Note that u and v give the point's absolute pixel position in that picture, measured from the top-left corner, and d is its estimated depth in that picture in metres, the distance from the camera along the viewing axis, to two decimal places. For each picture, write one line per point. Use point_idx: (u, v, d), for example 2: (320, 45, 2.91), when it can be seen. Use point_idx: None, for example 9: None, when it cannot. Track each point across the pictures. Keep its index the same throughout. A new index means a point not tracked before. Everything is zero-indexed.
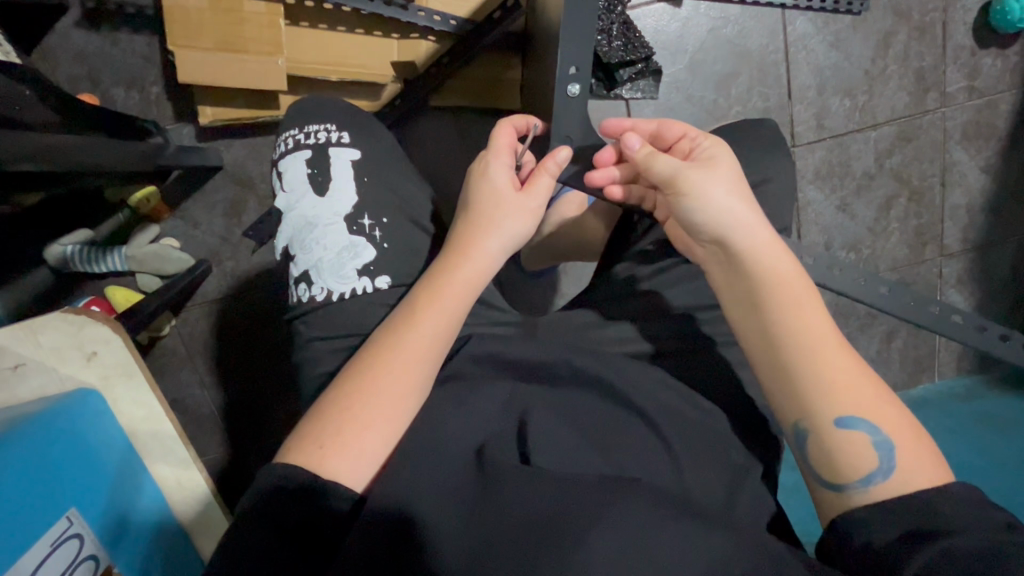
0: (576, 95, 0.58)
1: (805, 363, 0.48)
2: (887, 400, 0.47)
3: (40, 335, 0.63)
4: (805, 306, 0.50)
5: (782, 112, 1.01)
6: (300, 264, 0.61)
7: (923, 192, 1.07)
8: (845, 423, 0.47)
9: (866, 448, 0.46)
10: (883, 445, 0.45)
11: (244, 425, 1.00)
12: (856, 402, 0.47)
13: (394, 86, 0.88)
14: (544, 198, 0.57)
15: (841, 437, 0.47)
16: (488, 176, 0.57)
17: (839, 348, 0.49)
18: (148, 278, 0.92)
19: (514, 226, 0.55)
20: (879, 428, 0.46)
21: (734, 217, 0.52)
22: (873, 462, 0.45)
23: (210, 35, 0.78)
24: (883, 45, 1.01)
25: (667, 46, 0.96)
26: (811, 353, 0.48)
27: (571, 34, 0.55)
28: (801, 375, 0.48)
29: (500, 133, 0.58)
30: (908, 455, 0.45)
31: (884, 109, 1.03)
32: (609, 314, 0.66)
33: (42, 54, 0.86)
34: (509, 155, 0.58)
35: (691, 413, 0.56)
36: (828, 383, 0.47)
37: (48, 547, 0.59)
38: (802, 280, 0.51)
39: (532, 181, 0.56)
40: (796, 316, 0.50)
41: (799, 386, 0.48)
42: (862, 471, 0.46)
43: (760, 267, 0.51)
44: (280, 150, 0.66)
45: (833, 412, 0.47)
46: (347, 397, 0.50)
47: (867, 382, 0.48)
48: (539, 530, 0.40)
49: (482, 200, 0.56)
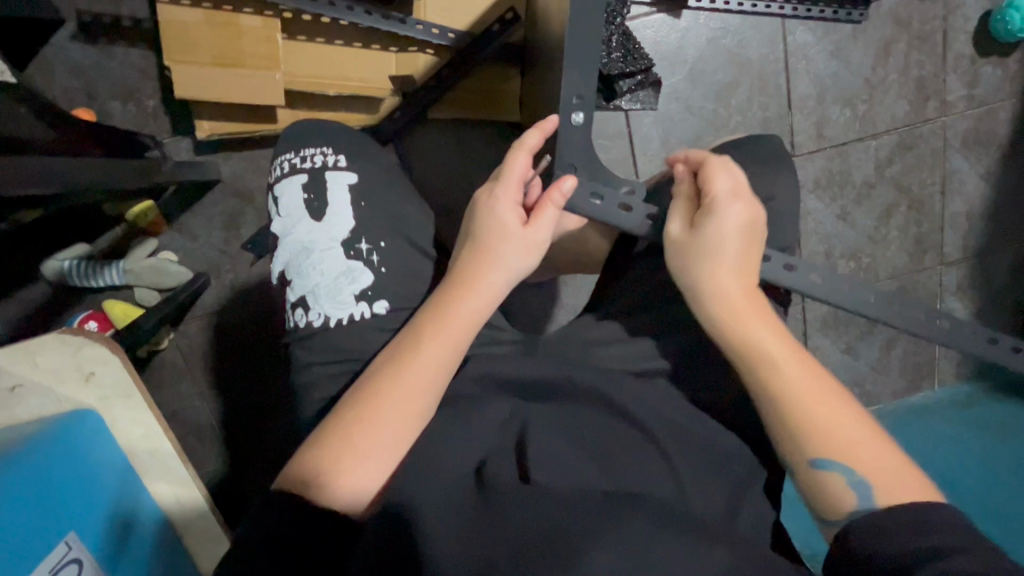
0: (582, 123, 0.58)
1: (772, 401, 0.50)
2: (870, 439, 0.47)
3: (37, 357, 0.62)
4: (788, 347, 0.51)
5: (782, 121, 1.00)
6: (296, 289, 0.61)
7: (923, 200, 1.07)
8: (820, 465, 0.47)
9: (843, 488, 0.46)
10: (859, 485, 0.46)
11: (244, 438, 0.99)
12: (832, 444, 0.47)
13: (392, 99, 0.87)
14: (548, 230, 0.56)
15: (820, 479, 0.47)
16: (496, 206, 0.55)
17: (810, 388, 0.49)
18: (146, 292, 0.91)
19: (518, 260, 0.55)
20: (854, 469, 0.46)
21: (713, 260, 0.54)
22: (851, 503, 0.46)
23: (207, 50, 0.77)
24: (883, 54, 1.01)
25: (667, 56, 0.96)
26: (791, 394, 0.49)
27: (575, 59, 0.55)
28: (782, 413, 0.49)
29: (516, 160, 0.56)
30: (888, 493, 0.45)
31: (884, 117, 1.03)
32: (609, 331, 0.66)
33: (38, 68, 0.85)
34: (519, 183, 0.56)
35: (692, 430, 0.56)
36: (807, 424, 0.48)
37: (48, 572, 0.57)
38: (767, 321, 0.52)
39: (537, 213, 0.55)
40: (779, 357, 0.50)
41: (780, 423, 0.49)
42: (842, 510, 0.46)
43: (745, 311, 0.53)
44: (275, 174, 0.65)
45: (806, 455, 0.48)
46: (345, 429, 0.49)
47: (849, 418, 0.48)
48: (539, 545, 0.40)
49: (486, 230, 0.55)
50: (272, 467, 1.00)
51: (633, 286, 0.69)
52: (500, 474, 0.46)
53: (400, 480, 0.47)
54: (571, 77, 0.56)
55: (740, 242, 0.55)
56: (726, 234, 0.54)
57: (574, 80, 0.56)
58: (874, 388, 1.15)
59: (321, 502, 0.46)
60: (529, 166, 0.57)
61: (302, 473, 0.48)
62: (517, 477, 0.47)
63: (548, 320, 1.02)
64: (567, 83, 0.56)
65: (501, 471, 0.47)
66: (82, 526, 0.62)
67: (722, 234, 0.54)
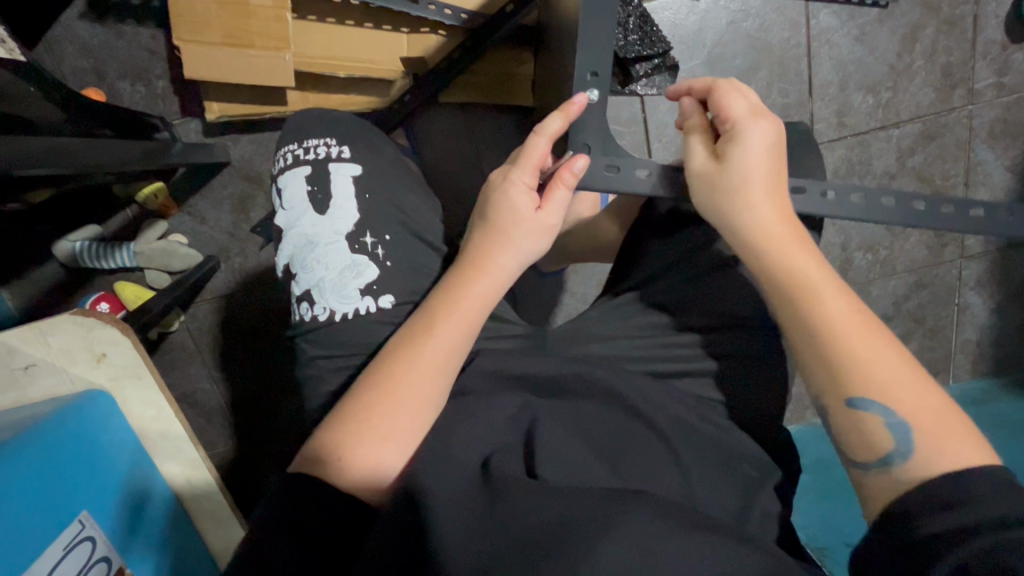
0: (596, 100, 0.56)
1: (813, 333, 0.46)
2: (912, 376, 0.44)
3: (49, 336, 0.63)
4: (825, 278, 0.48)
5: (801, 108, 0.98)
6: (301, 283, 0.60)
7: (945, 191, 1.04)
8: (858, 402, 0.44)
9: (880, 429, 0.43)
10: (898, 426, 0.42)
11: (252, 420, 1.00)
12: (874, 381, 0.43)
13: (403, 81, 0.86)
14: (561, 213, 0.54)
15: (857, 419, 0.44)
16: (510, 188, 0.53)
17: (854, 320, 0.45)
18: (156, 275, 0.91)
19: (530, 245, 0.54)
20: (893, 410, 0.43)
21: (745, 184, 0.51)
22: (888, 444, 0.42)
23: (216, 30, 0.76)
24: (910, 39, 0.97)
25: (685, 40, 0.93)
26: (829, 328, 0.46)
27: (590, 36, 0.54)
28: (824, 343, 0.46)
29: (535, 144, 0.53)
30: (928, 435, 0.42)
31: (909, 106, 0.99)
32: (621, 326, 0.65)
33: (48, 46, 0.84)
34: (537, 165, 0.54)
35: (700, 423, 0.56)
36: (846, 357, 0.44)
37: (63, 549, 0.57)
38: (804, 252, 0.49)
39: (548, 196, 0.53)
40: (814, 288, 0.48)
41: (816, 363, 0.46)
42: (879, 453, 0.43)
43: (777, 243, 0.50)
44: (279, 166, 0.65)
45: (843, 391, 0.44)
46: (360, 407, 0.47)
47: (889, 356, 0.45)
48: (540, 546, 0.39)
49: (500, 215, 0.54)
50: (281, 448, 1.01)
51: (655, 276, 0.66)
52: (506, 469, 0.45)
53: (412, 462, 0.46)
54: (585, 51, 0.55)
55: (775, 158, 0.51)
56: (761, 147, 0.51)
57: (588, 61, 0.55)
58: None
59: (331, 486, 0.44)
60: (548, 150, 0.54)
61: (313, 456, 0.46)
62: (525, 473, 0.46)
63: (557, 307, 1.01)
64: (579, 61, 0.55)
65: (507, 465, 0.46)
66: (94, 505, 0.62)
67: (755, 146, 0.51)
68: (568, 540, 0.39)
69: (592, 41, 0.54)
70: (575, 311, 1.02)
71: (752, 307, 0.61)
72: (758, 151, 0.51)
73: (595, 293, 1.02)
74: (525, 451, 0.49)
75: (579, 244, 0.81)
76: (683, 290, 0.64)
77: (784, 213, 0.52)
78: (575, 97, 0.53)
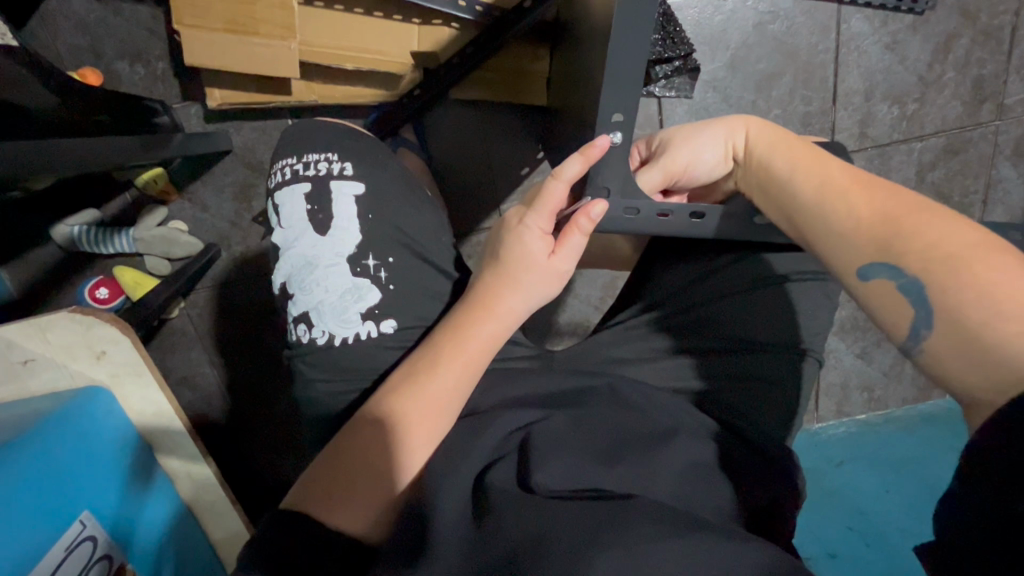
0: (620, 143, 0.54)
1: (819, 214, 0.48)
2: (923, 226, 0.43)
3: (48, 333, 0.62)
4: (821, 171, 0.50)
5: (824, 117, 0.94)
6: (299, 304, 0.60)
7: (963, 208, 1.01)
8: (865, 274, 0.45)
9: (895, 296, 0.43)
10: (910, 285, 0.42)
11: (248, 409, 1.00)
12: (876, 248, 0.44)
13: (411, 76, 0.82)
14: (573, 259, 0.53)
15: (872, 290, 0.45)
16: (525, 233, 0.52)
17: (864, 202, 0.46)
18: (156, 261, 0.90)
19: (541, 290, 0.53)
20: (901, 270, 0.43)
21: (721, 130, 0.57)
22: (909, 313, 0.42)
23: (217, 15, 0.73)
24: (943, 49, 0.93)
25: (709, 40, 0.89)
26: (828, 212, 0.48)
27: (620, 77, 0.49)
28: (827, 221, 0.48)
29: (552, 191, 0.51)
30: (943, 285, 0.40)
31: (934, 119, 0.96)
32: (628, 351, 0.65)
33: (43, 22, 0.81)
34: (553, 211, 0.52)
35: (702, 432, 0.56)
36: (849, 231, 0.46)
37: (64, 550, 0.58)
38: (808, 150, 0.52)
39: (562, 241, 0.52)
40: (810, 182, 0.50)
41: (828, 251, 0.48)
42: (904, 327, 0.42)
43: (771, 157, 0.53)
44: (275, 181, 0.63)
45: (849, 266, 0.46)
46: (363, 440, 0.47)
47: (892, 222, 0.44)
48: (523, 558, 0.38)
49: (512, 258, 0.53)
50: (278, 438, 1.01)
51: (670, 300, 0.65)
52: (502, 481, 0.46)
53: (415, 487, 0.45)
54: (612, 94, 0.51)
55: (743, 121, 0.57)
56: (724, 126, 0.57)
57: (617, 104, 0.51)
58: (884, 394, 1.12)
59: (328, 521, 0.44)
60: (566, 196, 0.52)
61: (308, 489, 0.46)
62: (518, 485, 0.45)
63: (560, 309, 1.00)
64: (605, 107, 0.51)
65: (502, 476, 0.46)
66: (95, 504, 0.63)
67: (720, 128, 0.57)
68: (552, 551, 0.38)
69: (630, 82, 0.50)
70: (578, 314, 1.01)
71: (762, 333, 0.60)
72: (724, 128, 0.57)
73: (599, 297, 1.01)
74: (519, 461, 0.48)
75: (589, 253, 0.80)
76: (702, 318, 0.63)
77: (773, 133, 0.54)
78: (597, 140, 0.49)
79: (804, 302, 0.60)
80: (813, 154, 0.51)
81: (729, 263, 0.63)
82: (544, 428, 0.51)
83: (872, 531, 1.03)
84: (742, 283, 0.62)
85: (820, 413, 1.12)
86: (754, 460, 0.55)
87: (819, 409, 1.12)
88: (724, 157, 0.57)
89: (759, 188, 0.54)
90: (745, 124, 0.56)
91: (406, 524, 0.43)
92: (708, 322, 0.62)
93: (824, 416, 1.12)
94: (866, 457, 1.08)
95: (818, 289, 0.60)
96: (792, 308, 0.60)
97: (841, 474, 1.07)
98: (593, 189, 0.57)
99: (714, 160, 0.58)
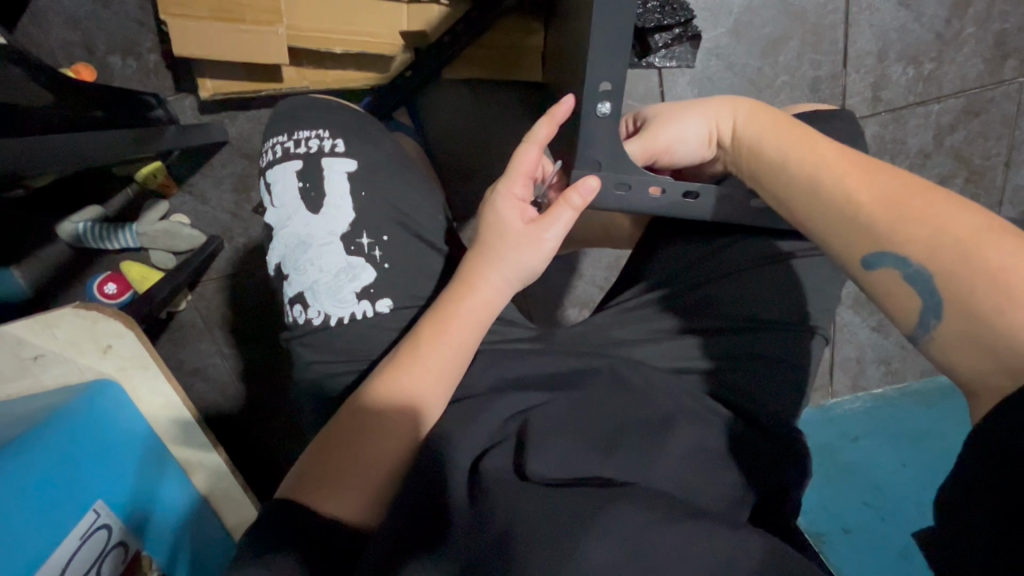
0: (609, 113, 0.52)
1: (815, 197, 0.46)
2: (929, 209, 0.41)
3: (55, 328, 0.62)
4: (815, 149, 0.48)
5: (834, 82, 0.90)
6: (293, 285, 0.60)
7: (983, 171, 0.96)
8: (871, 262, 0.43)
9: (901, 284, 0.42)
10: (916, 274, 0.41)
11: (259, 397, 1.01)
12: (877, 232, 0.42)
13: (402, 56, 0.81)
14: (560, 233, 0.51)
15: (873, 279, 0.43)
16: (499, 201, 0.52)
17: (867, 182, 0.44)
18: (161, 255, 0.91)
19: (523, 261, 0.51)
20: (907, 258, 0.41)
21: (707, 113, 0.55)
22: (916, 303, 0.41)
23: (204, 2, 0.72)
24: (961, 4, 0.88)
25: (710, 5, 0.86)
26: (827, 191, 0.46)
27: (604, 46, 0.48)
28: (827, 199, 0.46)
29: (524, 153, 0.52)
30: (951, 274, 0.39)
31: (953, 79, 0.91)
32: (628, 332, 0.63)
33: (33, 19, 0.81)
34: (528, 175, 0.52)
35: (708, 417, 0.54)
36: (847, 219, 0.44)
37: (80, 539, 0.60)
38: (797, 130, 0.50)
39: (549, 212, 0.51)
40: (806, 164, 0.47)
41: (824, 230, 0.46)
42: (910, 315, 0.41)
43: (761, 141, 0.51)
44: (267, 159, 0.62)
45: (851, 254, 0.44)
46: (351, 428, 0.47)
47: (894, 206, 0.42)
48: (518, 550, 0.38)
49: (491, 232, 0.52)
50: (290, 424, 1.03)
51: (673, 277, 0.64)
52: (498, 470, 0.45)
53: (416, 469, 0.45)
54: (601, 61, 0.49)
55: (732, 103, 0.55)
56: (713, 107, 0.55)
57: (605, 73, 0.49)
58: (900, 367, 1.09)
59: (321, 509, 0.44)
60: (537, 162, 0.52)
61: (302, 480, 0.46)
62: (517, 474, 0.45)
63: (568, 290, 0.99)
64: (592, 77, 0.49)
65: (498, 463, 0.46)
66: (108, 494, 0.64)
67: (706, 111, 0.55)
68: (539, 540, 0.38)
69: (613, 51, 0.48)
70: (585, 294, 1.00)
71: (768, 311, 0.59)
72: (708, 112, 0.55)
73: (606, 277, 1.00)
74: (517, 445, 0.47)
75: (589, 232, 0.78)
76: (706, 295, 0.61)
77: (764, 115, 0.52)
78: (562, 100, 0.51)
79: (811, 279, 0.59)
80: (803, 135, 0.50)
81: (729, 243, 0.61)
82: (543, 414, 0.50)
83: (893, 506, 1.00)
84: (746, 256, 0.60)
85: (834, 388, 1.09)
86: (759, 443, 0.54)
87: (833, 384, 1.09)
88: (706, 141, 0.56)
89: (750, 173, 0.52)
90: (728, 111, 0.54)
91: (408, 501, 0.42)
92: (711, 302, 0.61)
93: (839, 392, 1.10)
94: (877, 435, 1.06)
95: (823, 263, 0.59)
96: (796, 285, 0.59)
97: (856, 450, 1.05)
98: (585, 164, 0.55)
99: (700, 140, 0.55)
